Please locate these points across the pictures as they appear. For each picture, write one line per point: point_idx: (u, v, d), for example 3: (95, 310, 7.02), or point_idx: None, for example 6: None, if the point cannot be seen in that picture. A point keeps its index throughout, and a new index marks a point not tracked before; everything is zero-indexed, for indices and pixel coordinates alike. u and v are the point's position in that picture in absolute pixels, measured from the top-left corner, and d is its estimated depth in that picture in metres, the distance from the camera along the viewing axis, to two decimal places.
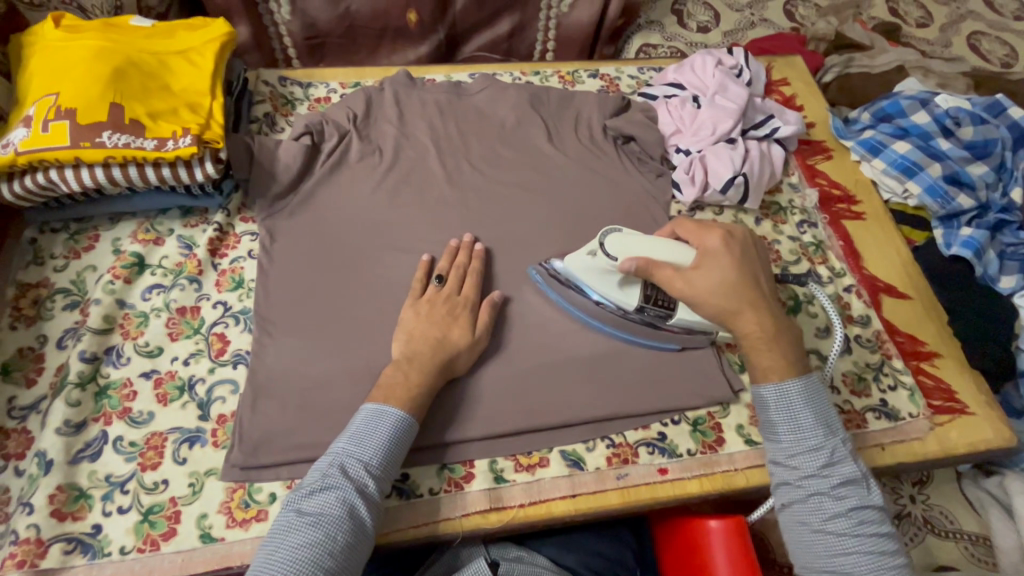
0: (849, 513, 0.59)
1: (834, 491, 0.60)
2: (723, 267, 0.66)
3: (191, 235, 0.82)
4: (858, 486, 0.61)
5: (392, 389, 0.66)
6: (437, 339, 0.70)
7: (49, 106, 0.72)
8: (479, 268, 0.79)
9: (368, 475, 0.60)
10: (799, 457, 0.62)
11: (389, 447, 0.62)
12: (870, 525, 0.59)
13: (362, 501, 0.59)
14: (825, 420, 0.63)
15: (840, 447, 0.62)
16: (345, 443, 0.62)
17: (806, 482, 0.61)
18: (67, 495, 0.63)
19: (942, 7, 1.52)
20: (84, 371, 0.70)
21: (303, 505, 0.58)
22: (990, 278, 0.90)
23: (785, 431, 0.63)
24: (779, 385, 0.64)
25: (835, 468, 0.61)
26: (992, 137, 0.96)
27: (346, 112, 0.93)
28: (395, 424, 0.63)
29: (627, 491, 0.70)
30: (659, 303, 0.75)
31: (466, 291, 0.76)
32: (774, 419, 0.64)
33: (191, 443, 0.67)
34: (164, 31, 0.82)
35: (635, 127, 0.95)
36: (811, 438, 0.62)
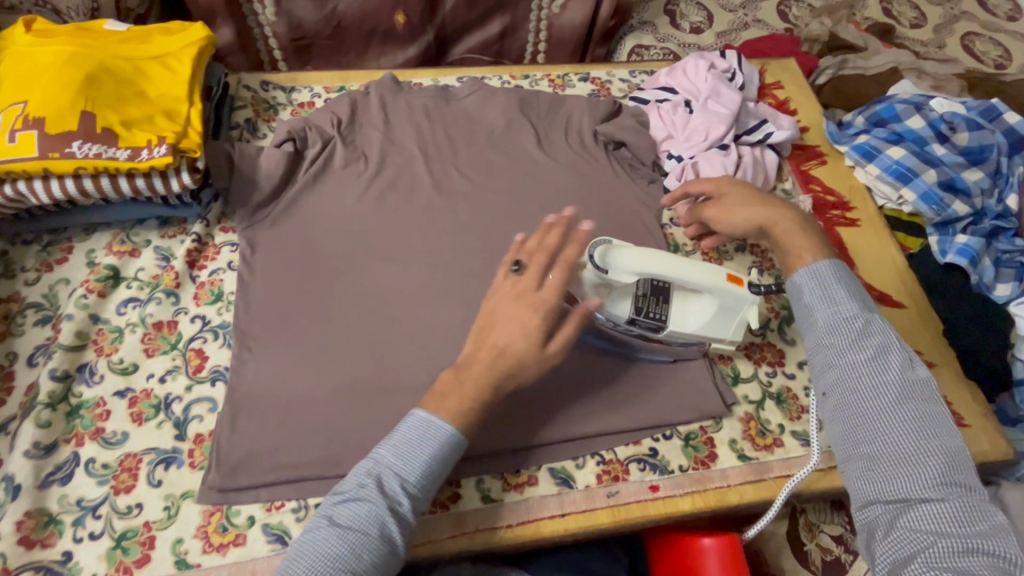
0: (898, 383, 0.58)
1: (871, 362, 0.59)
2: (739, 188, 0.76)
3: (168, 247, 0.79)
4: (900, 358, 0.59)
5: (444, 399, 0.60)
6: (500, 349, 0.60)
7: (16, 115, 0.69)
8: (572, 257, 0.64)
9: (403, 493, 0.57)
10: (840, 330, 0.62)
11: (432, 465, 0.58)
12: (921, 397, 0.57)
13: (393, 520, 0.55)
14: (860, 298, 0.64)
15: (877, 323, 0.62)
16: (386, 452, 0.58)
17: (847, 355, 0.60)
18: (37, 521, 0.61)
19: (935, 7, 1.51)
20: (54, 391, 0.67)
21: (334, 514, 0.56)
22: (986, 286, 0.88)
23: (820, 307, 0.64)
24: (812, 265, 0.66)
25: (877, 339, 0.60)
26: (988, 143, 0.95)
27: (330, 117, 0.90)
28: (444, 441, 0.58)
29: (618, 510, 0.68)
30: (651, 316, 0.73)
31: (549, 290, 0.62)
32: (810, 297, 0.65)
33: (167, 464, 0.65)
34: (138, 36, 0.80)
35: (627, 133, 0.93)
36: (848, 311, 0.62)
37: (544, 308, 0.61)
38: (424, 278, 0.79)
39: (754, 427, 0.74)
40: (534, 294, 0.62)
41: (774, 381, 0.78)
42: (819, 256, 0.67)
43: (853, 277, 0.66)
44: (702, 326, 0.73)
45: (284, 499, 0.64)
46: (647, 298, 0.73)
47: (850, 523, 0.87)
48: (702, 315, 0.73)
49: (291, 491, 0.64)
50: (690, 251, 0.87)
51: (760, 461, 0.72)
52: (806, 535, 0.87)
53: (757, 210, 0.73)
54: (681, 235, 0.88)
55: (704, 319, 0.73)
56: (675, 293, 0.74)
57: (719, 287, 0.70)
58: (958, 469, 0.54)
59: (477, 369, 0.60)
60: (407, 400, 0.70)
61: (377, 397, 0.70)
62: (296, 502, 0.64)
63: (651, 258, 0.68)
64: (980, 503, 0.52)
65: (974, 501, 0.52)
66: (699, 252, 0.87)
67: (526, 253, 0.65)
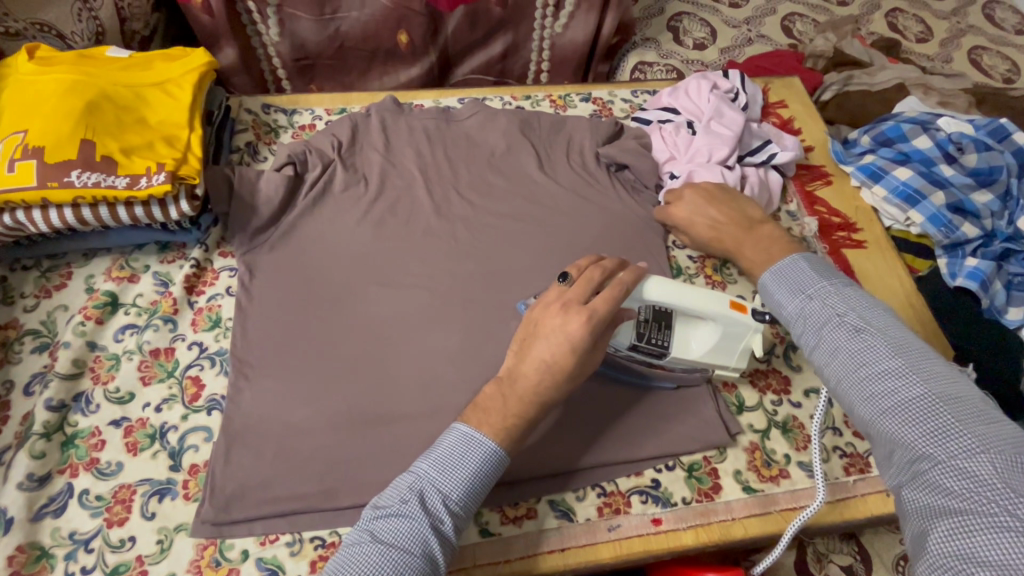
0: (851, 356, 0.57)
1: (824, 340, 0.60)
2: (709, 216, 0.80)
3: (167, 272, 0.79)
4: (848, 326, 0.58)
5: (487, 413, 0.59)
6: (548, 364, 0.59)
7: (17, 144, 0.69)
8: (629, 281, 0.63)
9: (445, 512, 0.55)
10: (794, 323, 0.63)
11: (473, 481, 0.57)
12: (883, 362, 0.55)
13: (435, 538, 0.54)
14: (804, 281, 0.64)
15: (818, 300, 0.62)
16: (426, 466, 0.57)
17: (807, 346, 0.61)
18: (28, 555, 0.60)
19: (942, 21, 1.49)
20: (50, 421, 0.67)
21: (376, 529, 0.54)
22: (997, 310, 0.87)
23: (776, 305, 0.66)
24: (759, 275, 0.68)
25: (821, 319, 0.60)
26: (997, 164, 0.93)
27: (330, 140, 0.90)
28: (486, 456, 0.57)
29: (619, 545, 0.66)
30: (653, 341, 0.72)
31: (598, 304, 0.60)
32: (768, 302, 0.67)
33: (161, 495, 0.64)
34: (140, 63, 0.80)
35: (629, 156, 0.92)
36: (792, 302, 0.63)
37: (592, 321, 0.59)
38: (423, 304, 0.78)
39: (760, 457, 0.73)
40: (581, 306, 0.60)
41: (780, 410, 0.76)
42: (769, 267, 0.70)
43: (800, 259, 0.66)
44: (706, 352, 0.72)
45: (279, 532, 0.63)
46: (647, 325, 0.72)
47: (860, 553, 0.85)
48: (705, 341, 0.72)
49: (286, 524, 0.64)
50: (693, 274, 0.86)
51: (765, 493, 0.70)
52: (815, 565, 0.84)
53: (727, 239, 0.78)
54: (683, 257, 0.87)
55: (708, 345, 0.72)
56: (676, 319, 0.73)
57: (724, 315, 0.68)
58: (937, 421, 0.50)
59: (505, 400, 0.59)
60: (405, 429, 0.69)
61: (375, 426, 0.69)
62: (290, 536, 0.63)
63: (665, 285, 0.67)
64: (970, 454, 0.48)
65: (960, 453, 0.48)
66: (702, 276, 0.85)
67: (575, 269, 0.66)
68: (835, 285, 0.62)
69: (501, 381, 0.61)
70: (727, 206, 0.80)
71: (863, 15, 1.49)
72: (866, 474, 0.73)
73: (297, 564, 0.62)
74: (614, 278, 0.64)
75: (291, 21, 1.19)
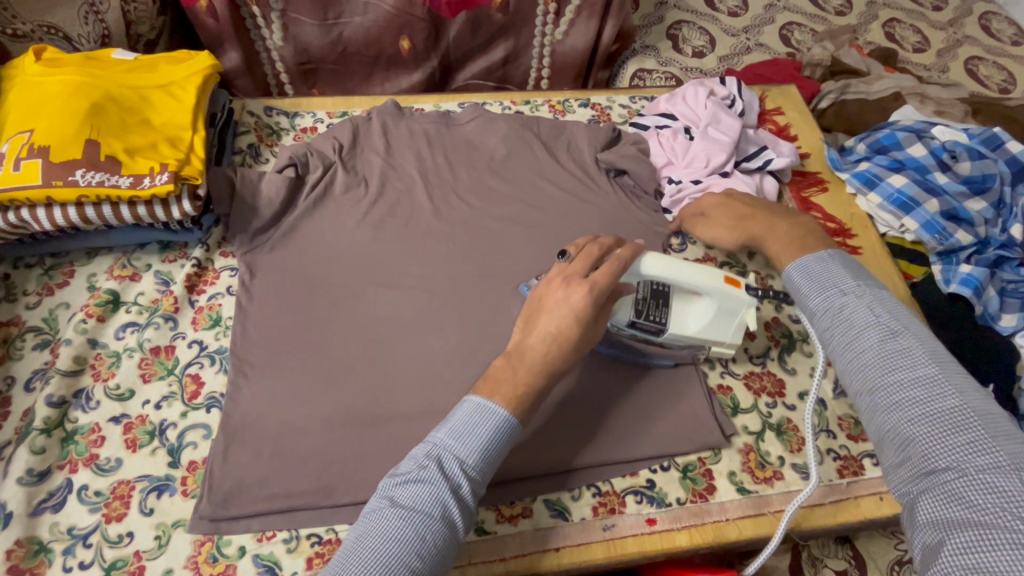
0: (883, 357, 0.55)
1: (853, 339, 0.57)
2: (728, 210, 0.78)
3: (168, 271, 0.80)
4: (883, 327, 0.56)
5: (498, 385, 0.58)
6: (554, 335, 0.60)
7: (22, 144, 0.70)
8: (629, 257, 0.64)
9: (463, 477, 0.54)
10: (823, 316, 0.60)
11: (490, 446, 0.56)
12: (914, 368, 0.53)
13: (455, 502, 0.53)
14: (840, 276, 0.61)
15: (854, 298, 0.59)
16: (441, 434, 0.56)
17: (834, 343, 0.59)
18: (27, 549, 0.60)
19: (938, 32, 1.51)
20: (51, 417, 0.67)
21: (395, 494, 0.53)
22: (991, 317, 0.88)
23: (803, 297, 0.63)
24: (789, 264, 0.65)
25: (854, 316, 0.58)
26: (990, 172, 0.95)
27: (331, 142, 0.91)
28: (498, 425, 0.56)
29: (613, 544, 0.67)
30: (650, 318, 0.73)
31: (599, 276, 0.62)
32: (795, 294, 0.64)
33: (160, 492, 0.65)
34: (145, 66, 0.82)
35: (628, 161, 0.93)
36: (825, 296, 0.60)
37: (594, 291, 0.61)
38: (422, 305, 0.79)
39: (754, 459, 0.73)
40: (582, 279, 0.62)
41: (774, 412, 0.77)
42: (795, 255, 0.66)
43: (837, 256, 0.63)
44: (702, 329, 0.74)
45: (276, 529, 0.64)
46: (644, 300, 0.74)
47: (854, 557, 0.86)
48: (702, 318, 0.74)
49: (283, 521, 0.64)
50: None
51: (759, 495, 0.71)
52: (809, 568, 0.85)
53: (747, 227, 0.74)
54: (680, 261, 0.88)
55: (704, 321, 0.74)
56: (674, 297, 0.75)
57: (720, 291, 0.70)
58: (966, 433, 0.48)
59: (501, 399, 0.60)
60: (402, 428, 0.70)
61: (373, 426, 0.70)
62: (288, 532, 0.64)
63: (663, 262, 0.67)
64: (997, 469, 0.46)
65: (987, 467, 0.46)
66: None
67: (575, 247, 0.67)
68: (871, 286, 0.60)
69: (508, 356, 0.60)
70: (736, 200, 0.78)
71: (860, 25, 1.51)
72: (859, 477, 0.73)
73: (293, 561, 0.62)
74: (613, 254, 0.64)
75: (295, 25, 1.21)
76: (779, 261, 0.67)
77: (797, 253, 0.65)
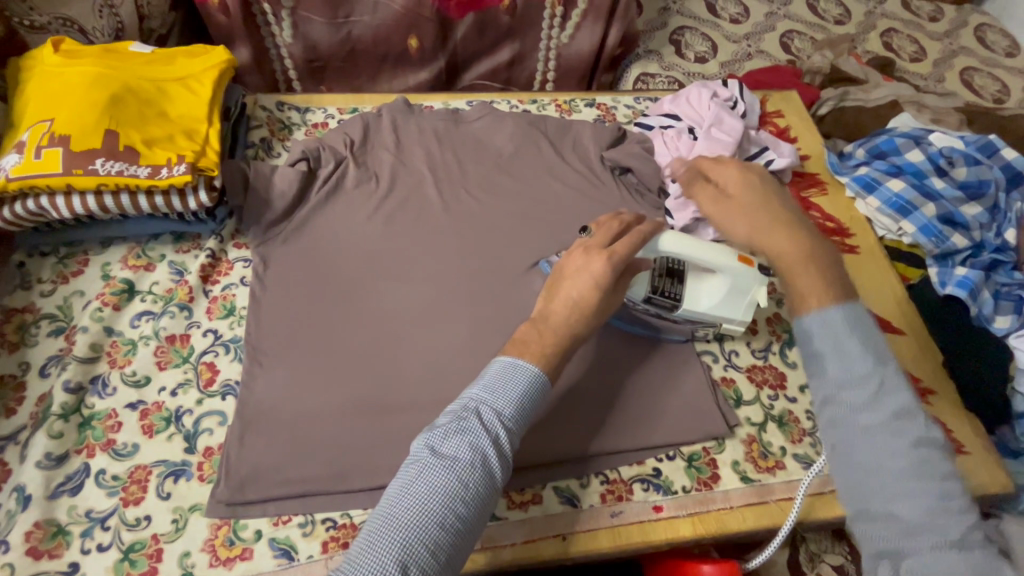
0: (909, 450, 0.48)
1: (886, 425, 0.49)
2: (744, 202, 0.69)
3: (183, 261, 0.81)
4: (915, 417, 0.49)
5: (526, 346, 0.61)
6: (575, 302, 0.63)
7: (43, 132, 0.71)
8: (646, 230, 0.67)
9: (502, 428, 0.56)
10: (851, 387, 0.51)
11: (525, 401, 0.58)
12: (935, 467, 0.48)
13: (494, 451, 0.54)
14: (873, 342, 0.52)
15: (890, 377, 0.51)
16: (477, 390, 0.58)
17: (855, 420, 0.50)
18: (45, 531, 0.61)
19: (935, 43, 1.55)
20: (68, 402, 0.68)
21: (437, 445, 0.54)
22: (985, 319, 0.89)
23: (827, 359, 0.52)
24: (821, 311, 0.54)
25: (886, 396, 0.50)
26: (986, 178, 0.98)
27: (343, 138, 0.93)
28: (531, 378, 0.59)
29: (621, 531, 0.69)
30: (666, 294, 0.77)
31: (618, 246, 0.65)
32: (818, 350, 0.53)
33: (176, 476, 0.66)
34: (162, 58, 0.83)
35: (633, 159, 0.95)
36: (863, 365, 0.51)
37: (612, 259, 0.64)
38: (433, 298, 0.80)
39: (757, 449, 0.75)
40: (602, 250, 0.65)
41: (776, 404, 0.79)
42: (829, 298, 0.54)
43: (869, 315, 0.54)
44: (715, 306, 0.76)
45: (291, 513, 0.65)
46: (661, 275, 0.77)
47: (851, 554, 0.88)
48: (715, 296, 0.76)
49: (298, 506, 0.65)
50: None
51: (762, 483, 0.73)
52: (807, 564, 0.87)
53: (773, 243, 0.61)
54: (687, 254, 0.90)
55: (717, 298, 0.76)
56: (689, 275, 0.78)
57: (736, 269, 0.72)
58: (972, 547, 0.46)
59: None
60: (415, 417, 0.71)
61: (387, 414, 0.71)
62: (303, 517, 0.65)
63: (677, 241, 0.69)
64: None
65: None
66: None
67: (597, 225, 0.70)
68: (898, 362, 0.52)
69: (533, 319, 0.63)
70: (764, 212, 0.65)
71: (859, 34, 1.55)
72: None
73: (309, 545, 0.63)
74: (632, 228, 0.68)
75: (305, 24, 1.22)
76: (800, 294, 0.56)
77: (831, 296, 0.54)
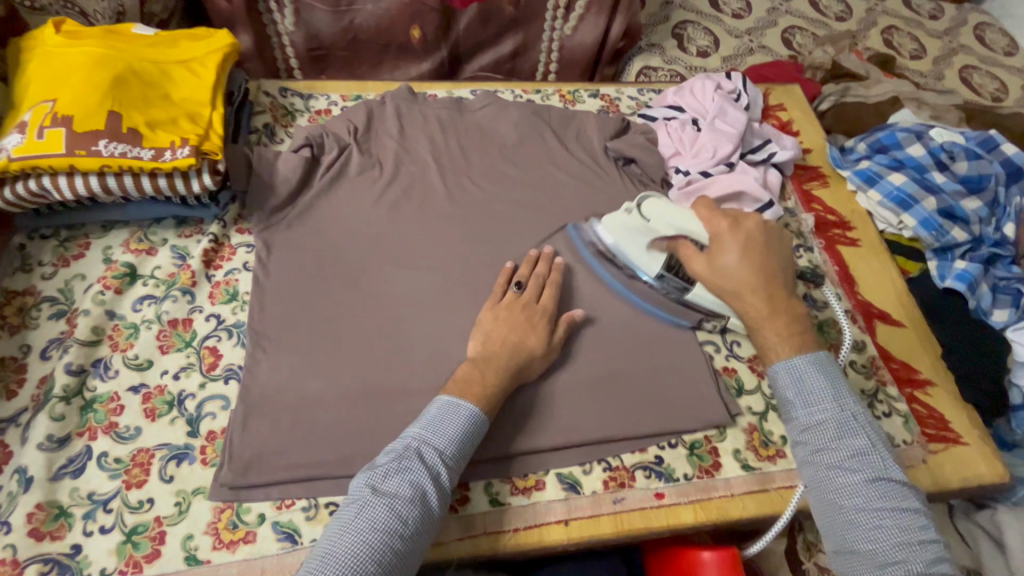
0: (866, 487, 0.56)
1: (845, 464, 0.57)
2: (737, 231, 0.71)
3: (185, 246, 0.81)
4: (873, 458, 0.57)
5: (467, 386, 0.65)
6: (515, 343, 0.70)
7: (46, 112, 0.71)
8: (558, 280, 0.79)
9: (442, 465, 0.59)
10: (814, 430, 0.60)
11: (462, 438, 0.61)
12: (893, 500, 0.55)
13: (433, 488, 0.58)
14: (839, 393, 0.61)
15: (851, 419, 0.59)
16: (418, 429, 0.61)
17: (818, 459, 0.59)
18: (47, 513, 0.61)
19: (935, 41, 1.56)
20: (70, 384, 0.68)
21: (378, 483, 0.57)
22: (983, 311, 0.90)
23: (791, 407, 0.62)
24: (786, 360, 0.63)
25: (844, 439, 0.58)
26: (986, 173, 0.98)
27: (346, 125, 0.92)
28: (468, 417, 0.62)
29: (623, 517, 0.69)
30: (679, 274, 0.80)
31: (545, 301, 0.76)
32: (784, 395, 0.62)
33: (179, 460, 0.66)
34: (165, 41, 0.82)
35: (636, 150, 0.95)
36: (821, 411, 0.60)
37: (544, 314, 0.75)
38: (436, 285, 0.80)
39: (758, 438, 0.76)
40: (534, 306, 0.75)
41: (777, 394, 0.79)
42: (788, 349, 0.64)
43: (836, 369, 0.62)
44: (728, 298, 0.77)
45: (295, 497, 0.65)
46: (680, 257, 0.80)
47: None
48: None
49: (302, 490, 0.65)
50: None
51: (764, 471, 0.73)
52: (805, 553, 0.87)
53: (731, 281, 0.69)
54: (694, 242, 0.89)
55: None
56: None
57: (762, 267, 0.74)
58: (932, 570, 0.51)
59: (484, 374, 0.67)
60: (419, 403, 0.71)
61: (390, 399, 0.71)
62: (306, 501, 0.65)
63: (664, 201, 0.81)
64: None
65: None
66: None
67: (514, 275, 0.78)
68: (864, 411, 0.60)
69: (476, 361, 0.69)
70: (752, 261, 0.69)
71: (860, 31, 1.55)
72: None
73: (312, 529, 0.63)
74: (550, 278, 0.79)
75: (307, 11, 1.22)
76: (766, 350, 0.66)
77: (794, 348, 0.64)
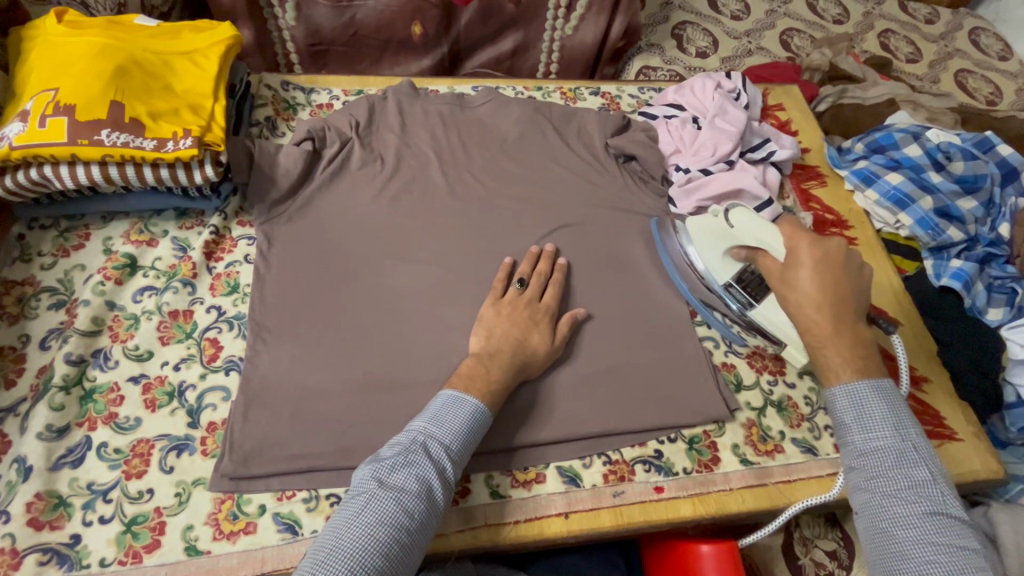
0: (922, 520, 0.54)
1: (902, 494, 0.55)
2: (816, 248, 0.66)
3: (185, 238, 0.80)
4: (931, 492, 0.55)
5: (472, 380, 0.66)
6: (518, 341, 0.71)
7: (48, 101, 0.70)
8: (561, 278, 0.80)
9: (448, 459, 0.59)
10: (871, 456, 0.58)
11: (465, 432, 0.62)
12: (949, 536, 0.53)
13: (439, 482, 0.58)
14: (902, 424, 0.58)
15: (912, 450, 0.57)
16: (423, 422, 0.61)
17: (873, 487, 0.57)
18: (46, 503, 0.61)
19: (931, 44, 1.58)
20: (69, 374, 0.68)
21: (386, 477, 0.56)
22: (978, 310, 0.90)
23: (848, 431, 0.59)
24: (846, 383, 0.60)
25: (903, 469, 0.56)
26: (981, 173, 0.99)
27: (348, 120, 0.92)
28: (472, 410, 0.63)
29: (622, 511, 0.69)
30: (747, 290, 0.78)
31: (547, 299, 0.77)
32: (842, 418, 0.60)
33: (179, 451, 0.65)
34: (167, 32, 0.82)
35: (638, 147, 0.96)
36: (880, 437, 0.58)
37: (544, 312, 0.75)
38: (436, 279, 0.80)
39: (756, 433, 0.76)
40: (536, 304, 0.76)
41: (776, 389, 0.80)
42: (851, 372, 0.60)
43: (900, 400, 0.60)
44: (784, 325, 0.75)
45: (296, 489, 0.65)
46: (755, 273, 0.78)
47: (843, 539, 0.89)
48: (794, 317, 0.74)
49: (303, 481, 0.65)
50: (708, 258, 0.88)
51: (762, 466, 0.74)
52: (800, 549, 0.87)
53: (799, 295, 0.64)
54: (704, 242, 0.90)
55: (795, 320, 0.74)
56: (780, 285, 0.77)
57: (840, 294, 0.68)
58: None
59: (487, 368, 0.67)
60: (419, 395, 0.71)
61: (390, 391, 0.71)
62: (307, 492, 0.65)
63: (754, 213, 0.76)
64: None
65: None
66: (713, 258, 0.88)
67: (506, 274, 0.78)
68: (925, 446, 0.58)
69: (480, 356, 0.69)
70: (825, 278, 0.64)
71: (857, 34, 1.56)
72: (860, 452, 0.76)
73: (313, 520, 0.63)
74: (552, 276, 0.80)
75: (308, 6, 1.22)
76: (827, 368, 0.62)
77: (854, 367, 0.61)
